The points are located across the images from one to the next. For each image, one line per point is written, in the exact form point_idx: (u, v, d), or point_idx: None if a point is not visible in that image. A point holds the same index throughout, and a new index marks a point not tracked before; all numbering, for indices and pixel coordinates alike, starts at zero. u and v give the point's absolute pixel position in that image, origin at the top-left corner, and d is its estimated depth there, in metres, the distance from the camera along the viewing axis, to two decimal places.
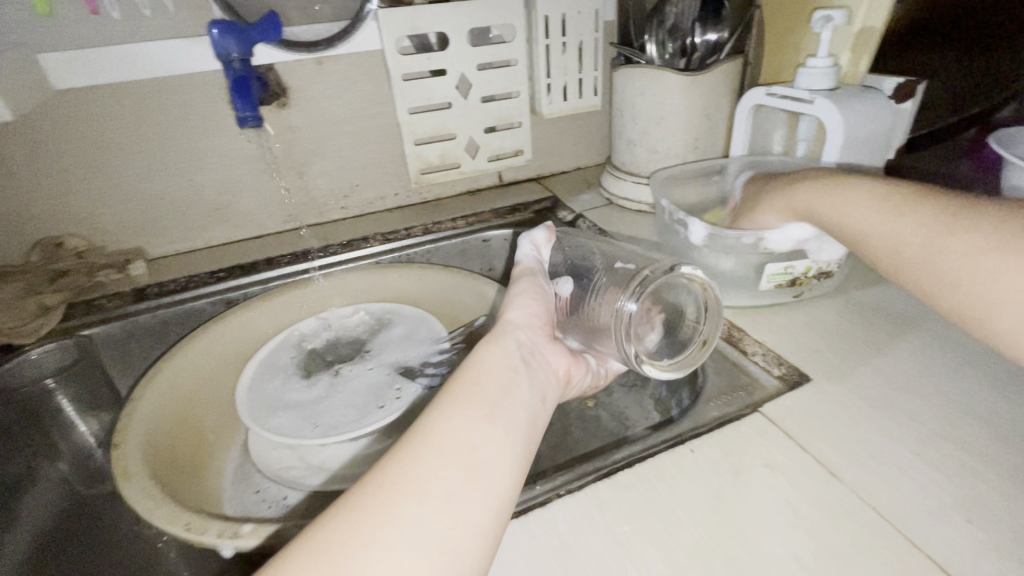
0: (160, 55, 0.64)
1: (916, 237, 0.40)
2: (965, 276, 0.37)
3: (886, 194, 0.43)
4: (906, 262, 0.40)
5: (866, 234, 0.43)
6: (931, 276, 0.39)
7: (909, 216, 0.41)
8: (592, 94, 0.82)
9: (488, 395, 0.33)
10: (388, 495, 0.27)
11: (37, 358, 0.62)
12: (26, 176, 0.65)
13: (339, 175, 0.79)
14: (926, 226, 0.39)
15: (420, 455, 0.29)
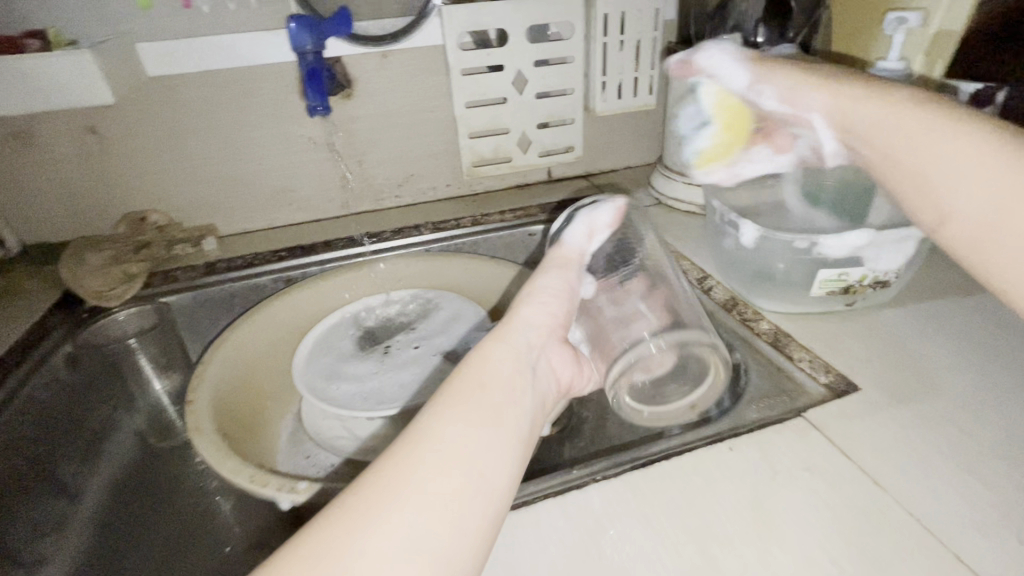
0: (240, 46, 0.69)
1: (952, 153, 0.37)
2: (981, 203, 0.36)
3: (923, 105, 0.39)
4: (925, 181, 0.38)
5: (892, 138, 0.40)
6: (942, 194, 0.37)
7: (948, 129, 0.37)
8: (647, 93, 0.82)
9: (491, 400, 0.34)
10: (385, 501, 0.28)
11: (121, 320, 0.69)
12: (119, 154, 0.71)
13: (396, 165, 0.83)
14: (962, 138, 0.37)
15: (419, 458, 0.30)
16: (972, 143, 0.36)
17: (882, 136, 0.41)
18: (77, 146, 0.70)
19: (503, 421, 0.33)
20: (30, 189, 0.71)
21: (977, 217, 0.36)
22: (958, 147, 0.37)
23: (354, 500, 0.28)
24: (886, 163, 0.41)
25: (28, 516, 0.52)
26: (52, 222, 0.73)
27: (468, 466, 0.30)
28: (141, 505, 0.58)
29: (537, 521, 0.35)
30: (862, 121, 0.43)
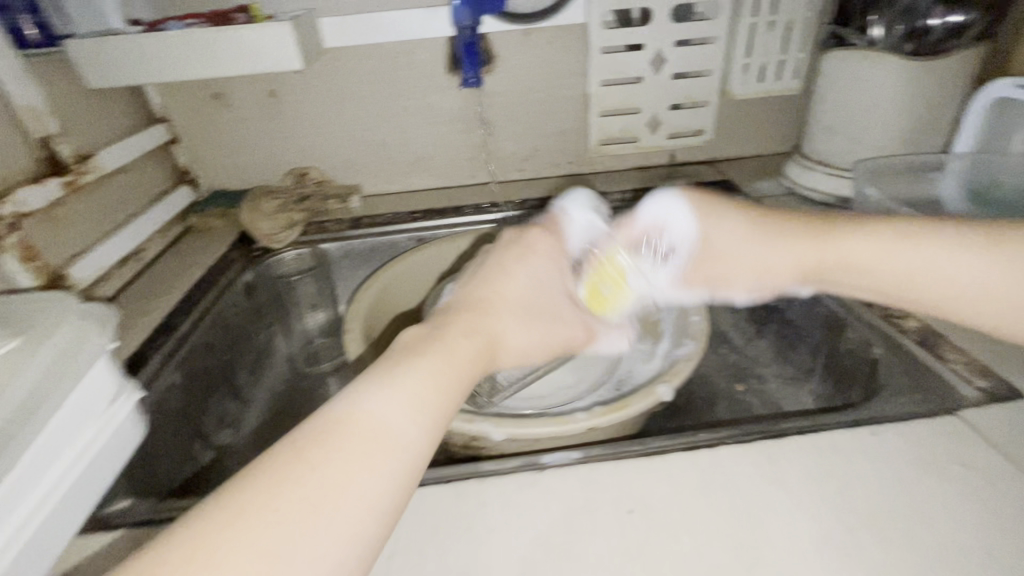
0: (401, 21, 0.75)
1: (875, 255, 0.43)
2: (925, 278, 0.40)
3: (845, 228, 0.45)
4: (903, 288, 0.42)
5: (832, 260, 0.45)
6: (921, 289, 0.41)
7: (865, 234, 0.43)
8: (791, 77, 0.79)
9: (428, 379, 0.32)
10: (288, 491, 0.26)
11: (288, 259, 0.79)
12: (291, 116, 0.82)
13: (524, 140, 0.87)
14: (886, 241, 0.42)
15: (332, 450, 0.27)
16: (875, 241, 0.43)
17: (784, 252, 0.47)
18: (261, 108, 0.81)
19: (435, 407, 0.31)
20: (221, 143, 0.83)
21: (980, 289, 0.38)
22: (896, 248, 0.42)
23: (271, 466, 0.27)
24: (840, 277, 0.45)
25: (218, 411, 0.62)
26: (236, 171, 0.86)
27: (386, 441, 0.29)
28: (295, 416, 0.71)
29: (670, 468, 0.37)
30: (779, 249, 0.48)
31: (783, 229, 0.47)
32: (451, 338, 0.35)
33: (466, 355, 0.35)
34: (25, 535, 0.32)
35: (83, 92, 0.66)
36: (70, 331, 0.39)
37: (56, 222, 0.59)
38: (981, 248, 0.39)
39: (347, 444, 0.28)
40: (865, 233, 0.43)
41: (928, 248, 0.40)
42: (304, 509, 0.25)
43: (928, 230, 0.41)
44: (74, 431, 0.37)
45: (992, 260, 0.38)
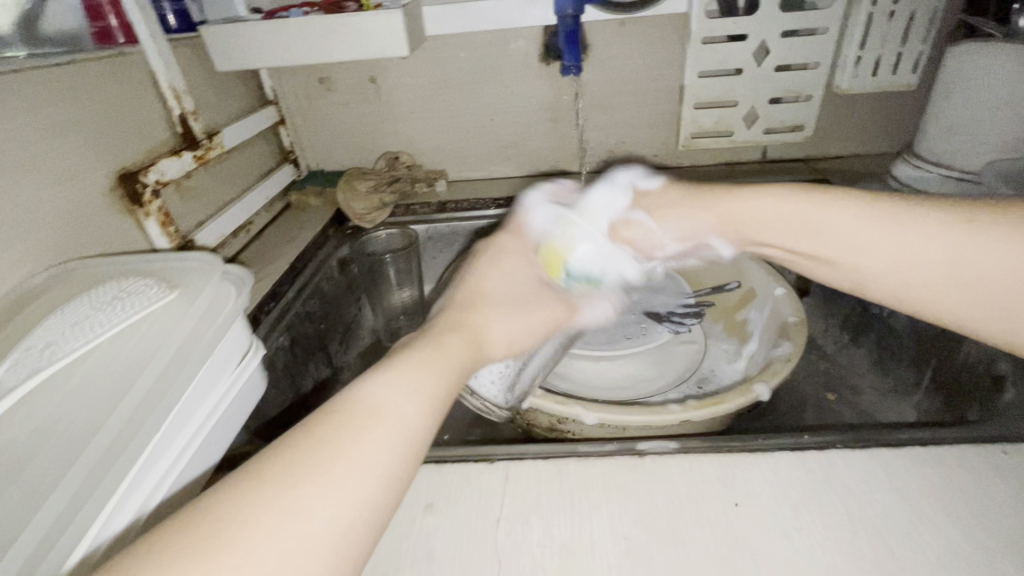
0: (499, 10, 0.76)
1: (850, 234, 0.40)
2: (899, 262, 0.38)
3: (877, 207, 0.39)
4: (870, 269, 0.39)
5: (806, 234, 0.43)
6: (884, 273, 0.39)
7: (847, 211, 0.40)
8: (910, 72, 0.74)
9: (416, 364, 0.32)
10: (297, 468, 0.26)
11: (382, 238, 0.83)
12: (388, 102, 0.85)
13: (611, 131, 0.86)
14: (879, 221, 0.39)
15: (334, 428, 0.27)
16: (854, 219, 0.40)
17: (761, 216, 0.45)
18: (361, 92, 0.85)
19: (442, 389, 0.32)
20: (323, 126, 0.88)
21: (960, 282, 0.36)
22: (878, 227, 0.38)
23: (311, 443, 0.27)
24: (811, 250, 0.43)
25: (314, 375, 0.67)
26: (334, 152, 0.91)
27: (394, 417, 0.29)
28: None
29: (775, 467, 0.37)
30: (748, 218, 0.46)
31: (765, 195, 0.45)
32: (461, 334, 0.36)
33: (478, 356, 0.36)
34: (178, 465, 0.37)
35: (212, 74, 0.72)
36: (216, 290, 0.43)
37: (186, 192, 0.65)
38: (974, 232, 0.35)
39: (378, 418, 0.28)
40: (849, 209, 0.40)
41: (924, 233, 0.37)
42: (330, 471, 0.26)
43: (946, 209, 0.37)
44: (214, 380, 0.41)
45: (991, 243, 0.34)
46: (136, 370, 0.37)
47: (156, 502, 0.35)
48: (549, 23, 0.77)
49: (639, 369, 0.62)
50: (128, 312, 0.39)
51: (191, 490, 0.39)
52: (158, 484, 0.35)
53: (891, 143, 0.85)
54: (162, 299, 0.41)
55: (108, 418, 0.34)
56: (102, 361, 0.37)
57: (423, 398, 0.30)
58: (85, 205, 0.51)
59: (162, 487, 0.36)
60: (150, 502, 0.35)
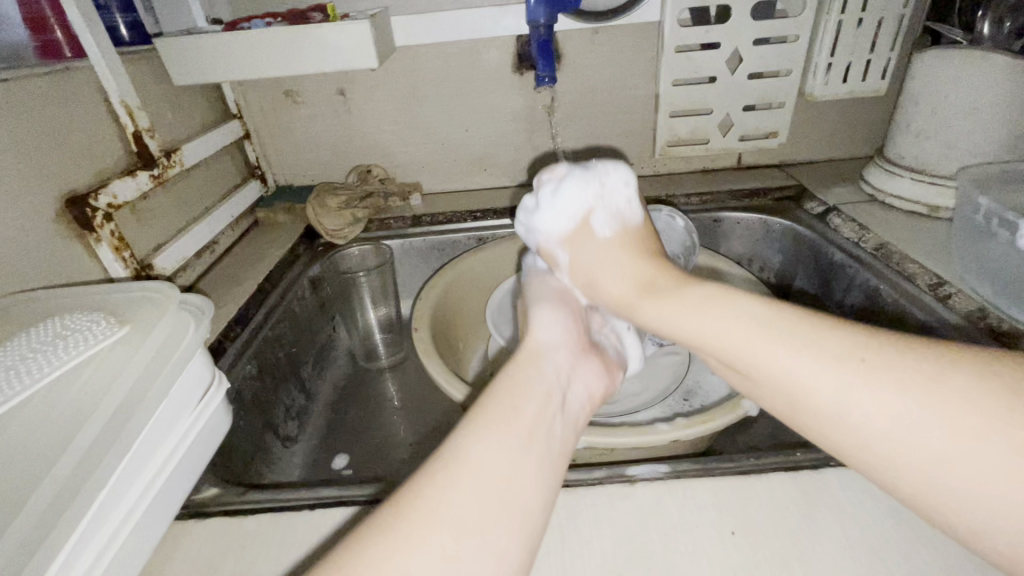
0: (470, 19, 0.75)
1: (801, 368, 0.31)
2: (800, 387, 0.31)
3: (795, 327, 0.32)
4: (809, 401, 0.31)
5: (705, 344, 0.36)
6: (845, 423, 0.29)
7: (809, 338, 0.31)
8: (879, 78, 0.75)
9: (523, 420, 0.33)
10: (421, 522, 0.27)
11: (355, 254, 0.79)
12: (358, 114, 0.83)
13: (587, 140, 0.85)
14: (810, 355, 0.31)
15: (449, 484, 0.29)
16: (820, 358, 0.30)
17: (693, 329, 0.35)
18: (328, 105, 0.82)
19: (526, 418, 0.33)
20: (290, 140, 0.85)
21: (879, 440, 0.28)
22: (807, 362, 0.31)
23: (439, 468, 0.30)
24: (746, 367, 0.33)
25: (285, 402, 0.63)
26: (303, 168, 0.88)
27: (507, 481, 0.30)
28: (354, 412, 0.71)
29: (768, 489, 0.36)
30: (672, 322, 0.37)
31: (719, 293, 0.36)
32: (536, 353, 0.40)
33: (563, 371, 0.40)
34: (132, 518, 0.34)
35: (168, 89, 0.68)
36: (172, 322, 0.40)
37: (143, 214, 0.61)
38: (926, 397, 0.27)
39: (490, 434, 0.32)
40: (784, 338, 0.32)
41: (888, 387, 0.28)
42: (424, 527, 0.27)
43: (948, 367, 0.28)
44: (174, 419, 0.38)
45: (967, 414, 0.27)
46: (83, 414, 0.34)
47: (110, 557, 0.32)
48: (521, 33, 0.76)
49: (623, 383, 0.60)
50: (72, 352, 0.36)
51: (149, 543, 0.35)
52: (111, 538, 0.32)
53: (862, 148, 0.86)
54: (110, 336, 0.38)
55: (51, 469, 0.31)
56: (45, 406, 0.34)
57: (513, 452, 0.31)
58: (26, 232, 0.48)
59: (116, 541, 0.33)
60: (102, 558, 0.32)
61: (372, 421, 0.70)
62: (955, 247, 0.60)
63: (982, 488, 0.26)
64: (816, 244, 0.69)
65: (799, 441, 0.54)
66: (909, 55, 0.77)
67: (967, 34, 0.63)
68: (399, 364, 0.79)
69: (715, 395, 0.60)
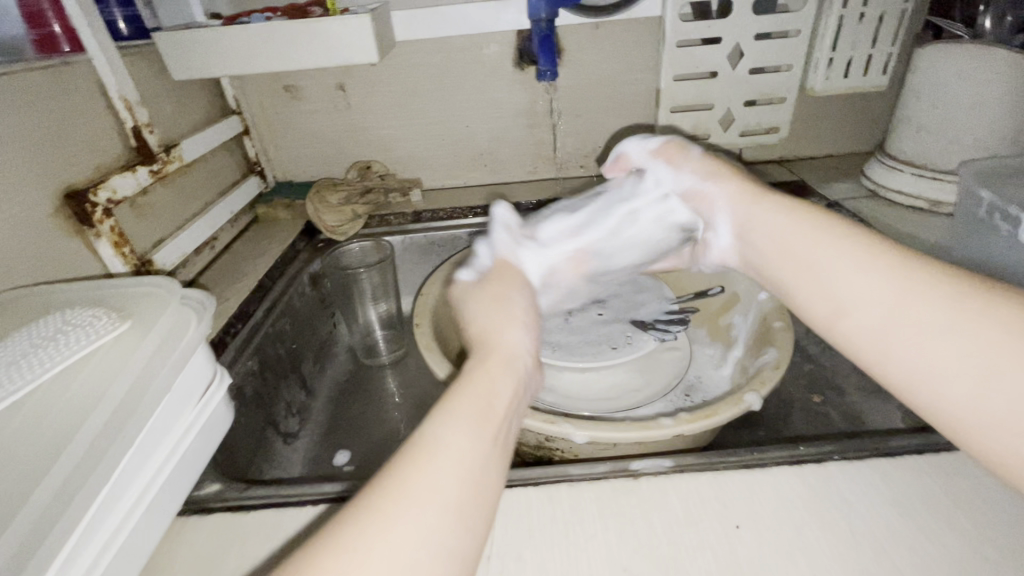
0: (470, 14, 0.75)
1: (833, 266, 0.35)
2: (879, 305, 0.32)
3: (885, 256, 0.34)
4: (832, 299, 0.35)
5: (791, 257, 0.38)
6: (855, 320, 0.34)
7: (848, 245, 0.35)
8: (880, 73, 0.75)
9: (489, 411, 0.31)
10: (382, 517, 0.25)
11: (354, 251, 0.78)
12: (358, 109, 0.82)
13: (588, 136, 0.85)
14: (895, 275, 0.32)
15: (413, 476, 0.26)
16: (854, 257, 0.34)
17: (771, 244, 0.40)
18: (328, 100, 0.81)
19: (496, 421, 0.31)
20: (289, 135, 0.85)
21: (916, 365, 0.30)
22: (884, 280, 0.33)
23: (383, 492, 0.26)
24: (788, 261, 0.38)
25: (286, 399, 0.63)
26: (302, 163, 0.87)
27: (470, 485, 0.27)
28: (355, 408, 0.71)
29: (772, 483, 0.36)
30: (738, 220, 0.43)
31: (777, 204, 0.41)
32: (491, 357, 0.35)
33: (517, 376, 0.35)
34: (135, 512, 0.34)
35: (168, 83, 0.68)
36: (173, 317, 0.40)
37: (143, 210, 0.61)
38: (994, 332, 0.28)
39: (437, 454, 0.27)
40: (873, 260, 0.34)
41: (949, 320, 0.29)
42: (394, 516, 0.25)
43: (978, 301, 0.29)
44: (176, 413, 0.38)
45: (992, 331, 0.28)
46: (84, 410, 0.34)
47: (113, 552, 0.32)
48: (522, 28, 0.76)
49: (625, 379, 0.60)
50: (73, 347, 0.36)
51: (151, 537, 0.35)
52: (113, 533, 0.32)
53: (862, 144, 0.86)
54: (111, 331, 0.38)
55: (52, 465, 0.31)
56: (46, 402, 0.34)
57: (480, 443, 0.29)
58: (26, 227, 0.47)
59: (118, 537, 0.33)
60: (105, 553, 0.32)
61: (372, 418, 0.70)
62: (956, 242, 0.60)
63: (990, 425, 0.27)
64: None
65: (801, 435, 0.54)
66: (910, 50, 0.77)
67: (969, 29, 0.63)
68: (399, 360, 0.79)
69: (716, 390, 0.60)
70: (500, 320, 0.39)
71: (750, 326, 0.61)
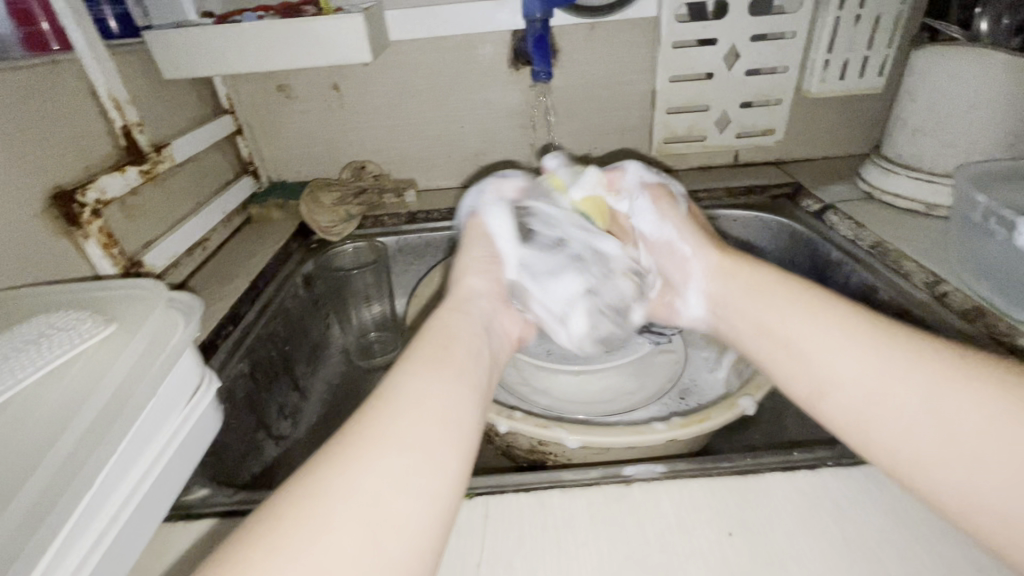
0: (465, 14, 0.74)
1: (831, 349, 0.39)
2: (866, 381, 0.37)
3: (871, 334, 0.38)
4: (832, 383, 0.38)
5: (787, 339, 0.42)
6: (859, 404, 0.36)
7: (834, 332, 0.40)
8: (877, 75, 0.75)
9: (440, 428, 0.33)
10: (312, 515, 0.27)
11: (350, 251, 0.79)
12: (352, 109, 0.82)
13: (583, 137, 0.85)
14: (880, 354, 0.37)
15: (351, 481, 0.29)
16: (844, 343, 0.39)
17: (772, 317, 0.44)
18: (322, 100, 0.81)
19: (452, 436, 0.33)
20: (283, 134, 0.84)
21: (918, 443, 0.33)
22: (871, 358, 0.37)
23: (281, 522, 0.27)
24: (785, 346, 0.42)
25: (278, 401, 0.63)
26: (296, 163, 0.87)
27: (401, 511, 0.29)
28: (348, 411, 0.71)
29: (766, 490, 0.36)
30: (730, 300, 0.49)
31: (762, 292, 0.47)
32: (405, 392, 0.34)
33: (450, 411, 0.34)
34: (120, 520, 0.33)
35: (159, 82, 0.67)
36: (160, 320, 0.39)
37: (133, 210, 0.61)
38: (983, 404, 0.32)
39: (339, 489, 0.28)
40: (860, 342, 0.38)
41: (942, 393, 0.34)
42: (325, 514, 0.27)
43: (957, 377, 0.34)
44: (163, 418, 0.37)
45: (983, 407, 0.32)
46: (66, 415, 0.33)
47: (96, 560, 0.31)
48: (517, 27, 0.75)
49: (620, 382, 0.60)
50: (55, 351, 0.35)
51: (137, 544, 0.35)
52: (97, 540, 0.32)
53: (859, 146, 0.86)
54: (95, 335, 0.37)
55: (34, 472, 0.30)
56: (27, 407, 0.33)
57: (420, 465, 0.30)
58: (11, 227, 0.47)
59: (101, 544, 0.32)
60: (88, 561, 0.31)
61: None
62: (952, 246, 0.60)
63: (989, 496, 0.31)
64: (814, 242, 0.69)
65: (796, 440, 0.54)
66: (905, 52, 0.77)
67: (965, 31, 0.63)
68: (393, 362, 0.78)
69: (711, 393, 0.60)
70: (430, 353, 0.38)
71: None
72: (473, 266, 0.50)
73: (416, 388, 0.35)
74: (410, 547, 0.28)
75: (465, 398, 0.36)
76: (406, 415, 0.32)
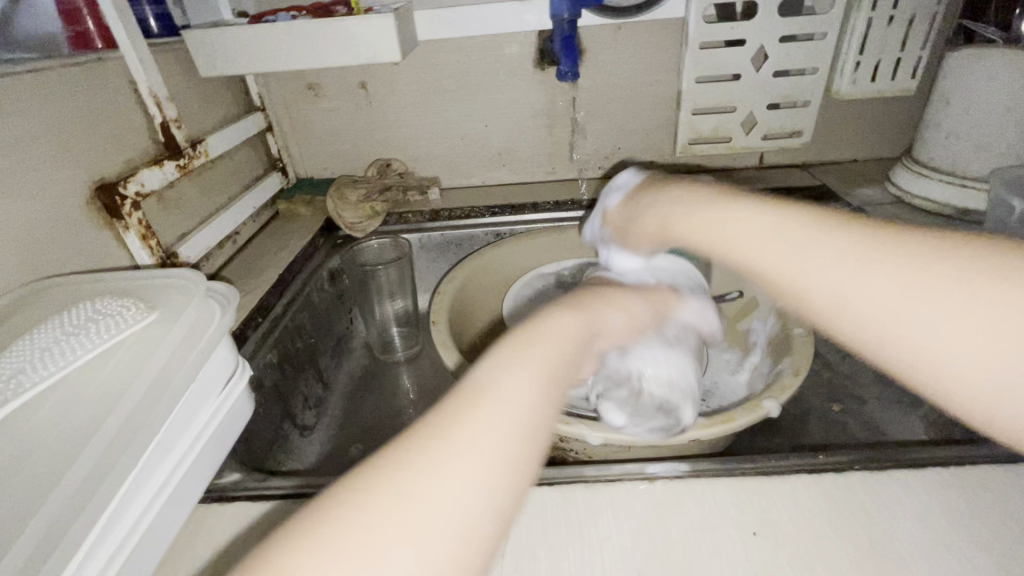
0: (492, 13, 0.75)
1: (817, 257, 0.31)
2: (813, 273, 0.31)
3: (817, 218, 0.33)
4: (822, 294, 0.31)
5: (720, 239, 0.37)
6: (854, 311, 0.29)
7: (818, 237, 0.32)
8: (909, 77, 0.74)
9: (551, 355, 0.32)
10: (410, 471, 0.25)
11: (376, 248, 0.78)
12: (380, 109, 0.83)
13: (607, 137, 0.85)
14: (842, 235, 0.31)
15: (459, 437, 0.26)
16: (827, 245, 0.31)
17: (710, 232, 0.38)
18: (350, 99, 0.82)
19: (557, 372, 0.31)
20: (311, 133, 0.86)
21: (866, 331, 0.29)
22: (840, 241, 0.31)
23: (356, 501, 0.23)
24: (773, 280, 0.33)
25: (303, 392, 0.64)
26: (323, 161, 0.89)
27: (521, 460, 0.27)
28: (370, 403, 0.72)
29: (791, 491, 0.36)
30: (705, 225, 0.38)
31: (760, 213, 0.35)
32: (488, 391, 0.28)
33: (527, 420, 0.28)
34: (157, 501, 0.34)
35: (194, 79, 0.69)
36: (198, 310, 0.41)
37: (168, 204, 0.62)
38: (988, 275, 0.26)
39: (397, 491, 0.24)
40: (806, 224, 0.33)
41: (888, 263, 0.29)
42: (444, 468, 0.25)
43: (908, 237, 0.29)
44: (199, 404, 0.38)
45: (908, 282, 0.28)
46: (111, 398, 0.35)
47: (140, 533, 0.33)
48: (543, 28, 0.76)
49: None
50: (102, 337, 0.37)
51: (173, 525, 0.36)
52: (138, 519, 0.33)
53: (887, 149, 0.85)
54: (138, 322, 0.39)
55: (80, 452, 0.32)
56: (75, 389, 0.35)
57: (534, 381, 0.29)
58: (57, 217, 0.49)
59: (143, 520, 0.33)
60: (128, 539, 0.32)
61: (385, 415, 0.70)
62: None
63: (985, 385, 0.25)
64: None
65: (819, 444, 0.54)
66: (940, 54, 0.75)
67: (1004, 33, 0.62)
68: (414, 358, 0.79)
69: (733, 396, 0.60)
70: (530, 352, 0.31)
71: (768, 331, 0.60)
72: (611, 297, 0.41)
73: (500, 394, 0.28)
74: (480, 525, 0.24)
75: (539, 406, 0.29)
76: (482, 420, 0.27)
